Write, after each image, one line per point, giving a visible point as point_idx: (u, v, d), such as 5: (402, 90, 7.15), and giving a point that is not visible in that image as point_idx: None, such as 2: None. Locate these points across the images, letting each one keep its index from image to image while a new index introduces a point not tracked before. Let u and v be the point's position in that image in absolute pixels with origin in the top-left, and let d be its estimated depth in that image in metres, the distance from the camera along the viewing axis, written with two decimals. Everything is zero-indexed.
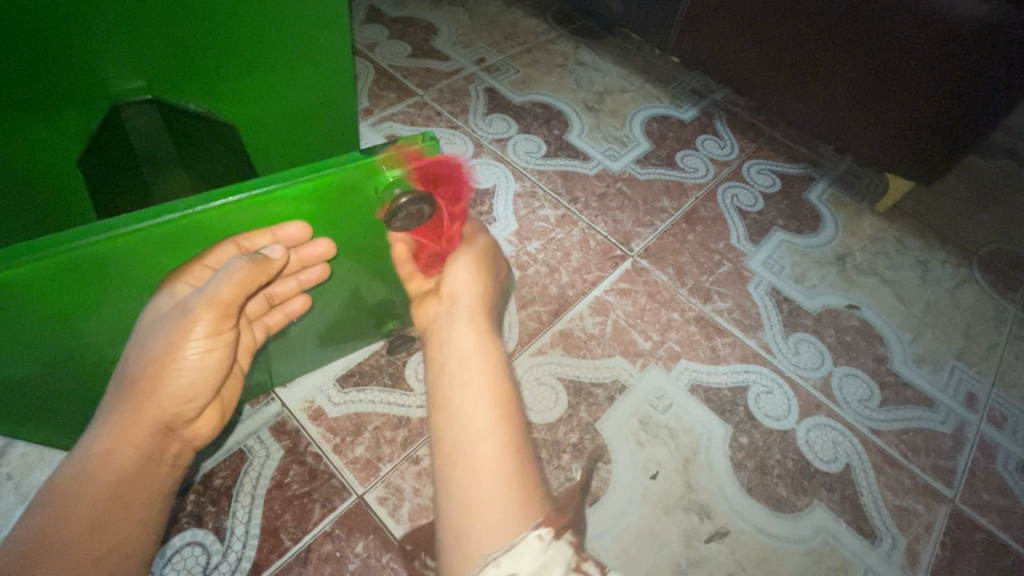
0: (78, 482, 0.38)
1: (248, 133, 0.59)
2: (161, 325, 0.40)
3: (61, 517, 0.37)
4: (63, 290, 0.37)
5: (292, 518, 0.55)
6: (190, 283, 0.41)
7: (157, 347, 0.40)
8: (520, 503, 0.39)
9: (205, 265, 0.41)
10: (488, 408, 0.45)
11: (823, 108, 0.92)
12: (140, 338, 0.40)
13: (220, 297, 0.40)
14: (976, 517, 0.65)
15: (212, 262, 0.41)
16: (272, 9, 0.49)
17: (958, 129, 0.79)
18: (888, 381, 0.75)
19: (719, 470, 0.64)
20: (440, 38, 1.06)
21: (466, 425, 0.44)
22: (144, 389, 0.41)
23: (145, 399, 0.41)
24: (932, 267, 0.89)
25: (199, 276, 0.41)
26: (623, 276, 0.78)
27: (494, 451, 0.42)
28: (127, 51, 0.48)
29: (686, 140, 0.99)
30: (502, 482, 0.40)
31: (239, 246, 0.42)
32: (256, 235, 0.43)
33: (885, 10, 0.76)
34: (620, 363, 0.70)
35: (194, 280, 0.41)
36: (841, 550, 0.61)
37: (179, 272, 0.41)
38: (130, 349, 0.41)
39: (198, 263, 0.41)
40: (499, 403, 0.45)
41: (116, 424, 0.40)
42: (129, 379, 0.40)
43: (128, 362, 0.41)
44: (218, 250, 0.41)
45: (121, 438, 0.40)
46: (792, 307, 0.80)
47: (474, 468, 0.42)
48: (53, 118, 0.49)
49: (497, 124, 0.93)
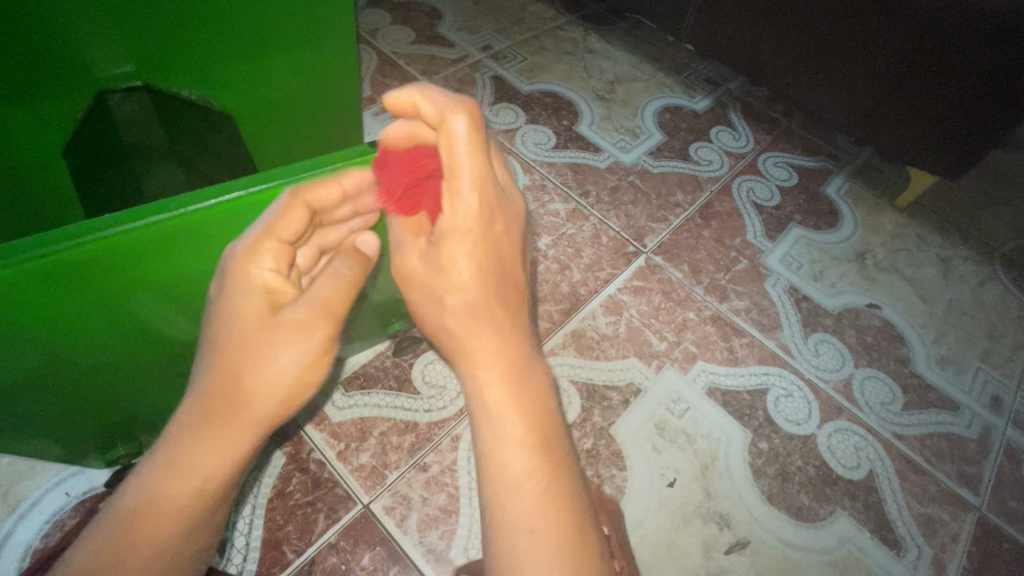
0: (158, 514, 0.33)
1: (248, 125, 0.55)
2: (272, 333, 0.35)
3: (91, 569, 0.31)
4: (57, 295, 0.35)
5: (295, 529, 0.52)
6: (271, 266, 0.36)
7: (269, 357, 0.35)
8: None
9: (278, 237, 0.36)
10: (519, 460, 0.35)
11: (843, 98, 0.88)
12: (240, 334, 0.35)
13: (335, 306, 0.37)
14: (1002, 526, 0.63)
15: (287, 234, 0.36)
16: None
17: (981, 124, 0.76)
18: (912, 384, 0.72)
19: (739, 478, 0.62)
20: (444, 24, 1.02)
21: (501, 476, 0.35)
22: (248, 398, 0.35)
23: (244, 409, 0.35)
24: (954, 265, 0.86)
25: (278, 254, 0.36)
26: (636, 273, 0.75)
27: (522, 521, 0.34)
28: (111, 29, 0.44)
29: (700, 131, 0.95)
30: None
31: (309, 208, 0.36)
32: (322, 190, 0.37)
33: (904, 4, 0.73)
34: (634, 365, 0.67)
35: (274, 261, 0.36)
36: (865, 560, 0.59)
37: (257, 251, 0.35)
38: (229, 347, 0.35)
39: (272, 232, 0.35)
40: (533, 460, 0.36)
41: (214, 433, 0.34)
42: (231, 388, 0.34)
43: (229, 362, 0.35)
44: (294, 218, 0.36)
45: (216, 450, 0.34)
46: (811, 306, 0.77)
47: (510, 532, 0.34)
48: (37, 107, 0.45)
49: (504, 114, 0.90)
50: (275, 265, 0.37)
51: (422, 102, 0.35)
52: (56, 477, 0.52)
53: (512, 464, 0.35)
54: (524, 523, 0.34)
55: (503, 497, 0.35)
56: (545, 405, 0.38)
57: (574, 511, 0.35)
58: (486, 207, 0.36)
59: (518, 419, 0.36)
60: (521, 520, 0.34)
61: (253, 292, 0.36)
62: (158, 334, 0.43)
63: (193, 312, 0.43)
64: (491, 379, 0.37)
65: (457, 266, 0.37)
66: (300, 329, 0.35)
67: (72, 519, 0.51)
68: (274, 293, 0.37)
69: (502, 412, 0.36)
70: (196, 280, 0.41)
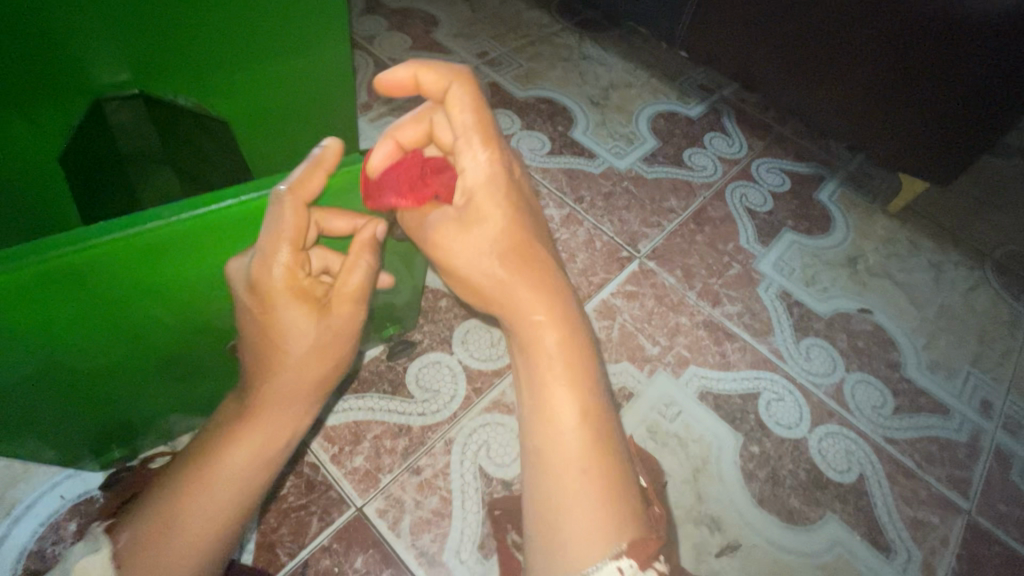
0: (248, 471, 0.39)
1: (242, 131, 0.56)
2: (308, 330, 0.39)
3: (200, 523, 0.37)
4: (50, 302, 0.35)
5: (288, 532, 0.53)
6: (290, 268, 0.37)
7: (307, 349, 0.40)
8: (607, 526, 0.36)
9: (292, 241, 0.36)
10: (570, 415, 0.39)
11: (836, 103, 0.89)
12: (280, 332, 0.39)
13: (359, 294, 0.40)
14: (992, 529, 0.64)
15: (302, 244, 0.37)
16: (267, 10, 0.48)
17: (969, 129, 0.77)
18: (903, 388, 0.73)
19: (730, 481, 0.62)
20: (441, 31, 1.03)
21: (553, 428, 0.39)
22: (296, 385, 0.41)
23: (300, 388, 0.41)
24: (945, 270, 0.87)
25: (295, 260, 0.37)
26: (629, 278, 0.76)
27: (573, 467, 0.37)
28: (108, 37, 0.44)
29: (693, 137, 0.96)
30: (588, 507, 0.36)
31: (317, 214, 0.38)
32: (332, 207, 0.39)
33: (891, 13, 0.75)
34: (627, 369, 0.68)
35: (295, 265, 0.38)
36: (854, 563, 0.60)
37: (274, 259, 0.36)
38: (273, 346, 0.39)
39: (281, 238, 0.36)
40: (578, 416, 0.39)
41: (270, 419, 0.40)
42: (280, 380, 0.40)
43: (278, 358, 0.40)
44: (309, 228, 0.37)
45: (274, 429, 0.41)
46: (803, 310, 0.77)
47: (562, 482, 0.37)
48: (32, 115, 0.46)
49: (500, 120, 0.91)
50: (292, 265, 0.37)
51: (421, 74, 0.39)
52: (51, 480, 0.53)
53: (563, 417, 0.39)
54: (576, 461, 0.38)
55: (555, 437, 0.38)
56: (590, 355, 0.42)
57: (617, 455, 0.39)
58: (501, 158, 0.41)
59: (567, 368, 0.40)
60: (572, 460, 0.38)
61: (283, 295, 0.38)
62: (150, 340, 0.44)
63: (184, 318, 0.44)
64: (543, 327, 0.40)
65: (491, 216, 0.41)
66: (342, 321, 0.40)
67: (66, 522, 0.51)
68: (304, 290, 0.39)
69: (552, 369, 0.40)
70: (188, 287, 0.41)
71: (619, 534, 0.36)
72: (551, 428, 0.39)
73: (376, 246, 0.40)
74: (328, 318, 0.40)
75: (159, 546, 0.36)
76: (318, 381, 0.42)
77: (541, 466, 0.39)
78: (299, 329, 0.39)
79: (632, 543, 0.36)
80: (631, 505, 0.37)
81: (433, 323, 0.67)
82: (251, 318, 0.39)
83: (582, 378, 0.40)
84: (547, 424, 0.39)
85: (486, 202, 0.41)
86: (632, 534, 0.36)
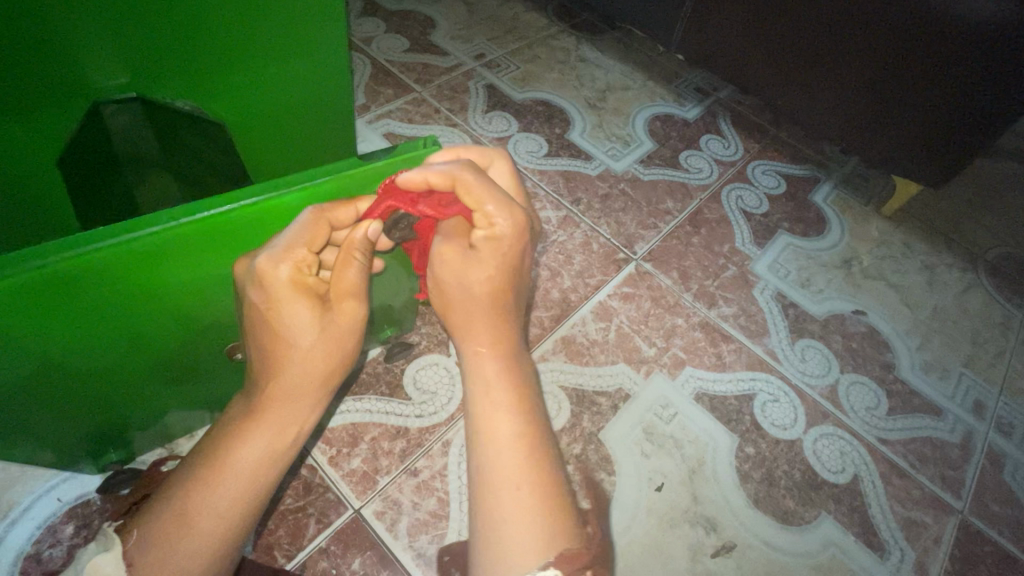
0: (255, 478, 0.38)
1: (240, 132, 0.56)
2: (310, 331, 0.39)
3: (199, 528, 0.36)
4: (51, 306, 0.36)
5: (286, 534, 0.53)
6: (290, 267, 0.38)
7: (312, 350, 0.39)
8: (537, 534, 0.35)
9: (307, 247, 0.38)
10: (508, 426, 0.39)
11: (831, 106, 0.89)
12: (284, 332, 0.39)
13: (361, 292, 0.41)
14: (984, 530, 0.65)
15: (308, 243, 0.38)
16: (269, 16, 0.48)
17: (963, 131, 0.78)
18: (896, 389, 0.73)
19: (725, 481, 0.63)
20: (438, 33, 1.03)
21: (492, 441, 0.39)
22: (298, 387, 0.40)
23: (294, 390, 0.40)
24: (938, 272, 0.88)
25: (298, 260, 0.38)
26: (626, 280, 0.76)
27: (506, 478, 0.37)
28: (109, 42, 0.44)
29: (690, 140, 0.97)
30: (518, 506, 0.36)
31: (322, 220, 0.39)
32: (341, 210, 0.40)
33: (887, 16, 0.75)
34: (623, 370, 0.68)
35: (295, 263, 0.38)
36: (848, 564, 0.60)
37: (279, 258, 0.37)
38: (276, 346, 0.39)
39: (298, 244, 0.38)
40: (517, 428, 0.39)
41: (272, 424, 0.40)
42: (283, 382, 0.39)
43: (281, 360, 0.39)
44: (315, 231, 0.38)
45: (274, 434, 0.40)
46: (798, 312, 0.78)
47: (493, 487, 0.37)
48: (31, 118, 0.46)
49: (497, 122, 0.91)
50: (293, 267, 0.38)
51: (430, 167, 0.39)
52: (48, 482, 0.53)
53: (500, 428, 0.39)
54: (513, 468, 0.38)
55: (490, 453, 0.38)
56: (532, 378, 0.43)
57: (554, 469, 0.39)
58: (519, 222, 0.40)
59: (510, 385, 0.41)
60: (507, 467, 0.38)
61: (286, 292, 0.38)
62: (150, 343, 0.44)
63: (184, 322, 0.44)
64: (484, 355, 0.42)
65: (483, 260, 0.40)
66: (340, 319, 0.40)
67: (63, 525, 0.51)
68: (307, 286, 0.39)
69: (494, 385, 0.41)
70: (189, 290, 0.42)
71: (552, 539, 0.35)
72: (489, 438, 0.39)
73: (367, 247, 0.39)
74: (327, 315, 0.39)
75: (159, 549, 0.35)
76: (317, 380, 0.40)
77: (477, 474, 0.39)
78: (297, 325, 0.39)
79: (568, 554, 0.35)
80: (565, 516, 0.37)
81: (430, 325, 0.67)
82: (252, 318, 0.39)
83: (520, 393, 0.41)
84: (487, 437, 0.39)
85: (482, 255, 0.40)
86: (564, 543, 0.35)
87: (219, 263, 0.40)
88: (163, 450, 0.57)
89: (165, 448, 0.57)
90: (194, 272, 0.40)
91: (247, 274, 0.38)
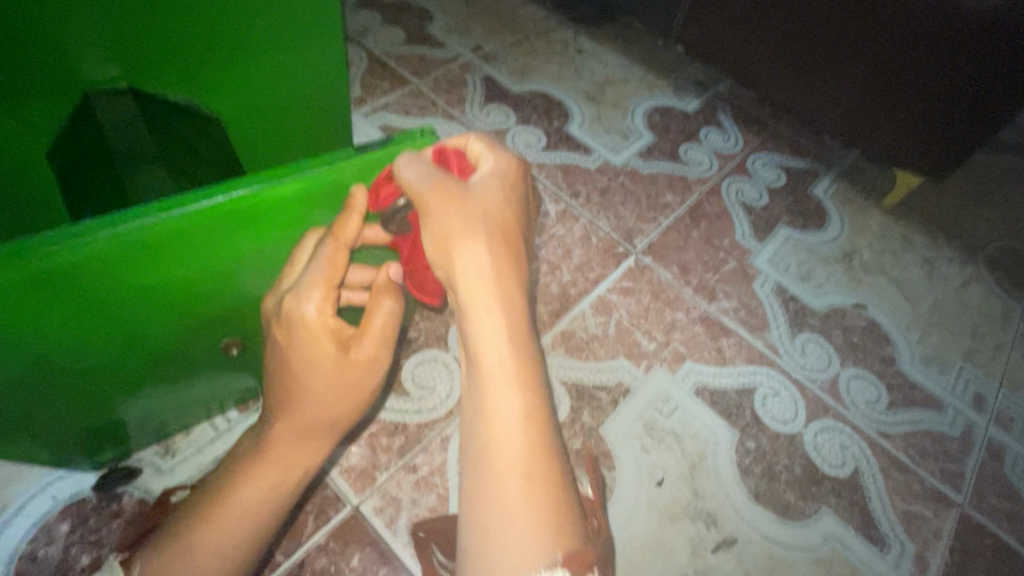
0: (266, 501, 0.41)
1: (234, 126, 0.55)
2: (332, 372, 0.40)
3: (218, 550, 0.39)
4: (41, 300, 0.35)
5: (283, 531, 0.52)
6: (315, 308, 0.38)
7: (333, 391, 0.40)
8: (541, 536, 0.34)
9: (331, 283, 0.38)
10: (512, 408, 0.38)
11: (833, 98, 0.88)
12: (304, 371, 0.39)
13: (383, 333, 0.40)
14: (983, 523, 0.65)
15: (334, 280, 0.38)
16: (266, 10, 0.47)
17: (968, 122, 0.76)
18: (896, 383, 0.73)
19: (726, 477, 0.62)
20: (435, 25, 1.02)
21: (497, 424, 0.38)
22: (314, 419, 0.41)
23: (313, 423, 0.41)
24: (938, 265, 0.87)
25: (326, 301, 0.38)
26: (626, 274, 0.75)
27: (509, 469, 0.36)
28: (96, 32, 0.43)
29: (689, 133, 0.96)
30: (521, 510, 0.35)
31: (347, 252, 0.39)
32: (348, 224, 0.38)
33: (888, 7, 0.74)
34: (623, 365, 0.68)
35: (320, 305, 0.38)
36: (849, 558, 0.60)
37: (307, 299, 0.37)
38: (299, 385, 0.40)
39: (322, 283, 0.38)
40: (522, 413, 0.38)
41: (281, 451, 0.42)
42: (301, 414, 0.41)
43: (304, 397, 0.40)
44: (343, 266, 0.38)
45: (286, 459, 0.42)
46: (798, 306, 0.78)
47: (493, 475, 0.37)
48: (22, 110, 0.45)
49: (495, 115, 0.90)
50: (320, 308, 0.38)
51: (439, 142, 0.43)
52: (42, 481, 0.52)
53: (502, 413, 0.38)
54: (515, 467, 0.36)
55: (492, 439, 0.37)
56: (539, 378, 0.40)
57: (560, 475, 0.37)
58: (512, 168, 0.43)
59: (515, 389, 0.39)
60: (510, 471, 0.36)
61: (309, 331, 0.38)
62: (144, 338, 0.43)
63: (179, 316, 0.43)
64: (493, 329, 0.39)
65: (483, 197, 0.41)
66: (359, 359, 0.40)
67: (58, 523, 0.51)
68: (331, 327, 0.38)
69: (502, 359, 0.39)
70: (182, 284, 0.41)
71: (558, 540, 0.34)
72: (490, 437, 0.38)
73: (394, 286, 0.41)
74: (348, 356, 0.39)
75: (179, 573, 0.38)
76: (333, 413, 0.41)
77: (479, 458, 0.38)
78: (315, 362, 0.39)
79: (570, 554, 0.34)
80: (567, 510, 0.36)
81: (429, 320, 0.66)
82: (277, 352, 0.40)
83: (526, 375, 0.39)
84: (489, 418, 0.38)
85: (484, 190, 0.41)
86: (569, 544, 0.34)
87: (214, 255, 0.40)
88: (159, 447, 0.56)
89: (161, 446, 0.56)
90: (187, 264, 0.39)
91: (276, 311, 0.39)
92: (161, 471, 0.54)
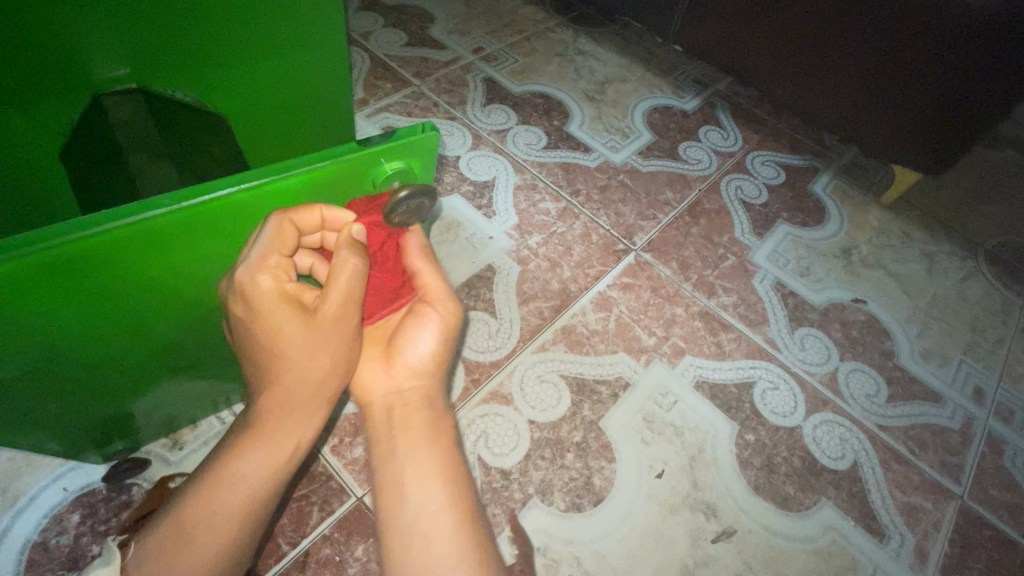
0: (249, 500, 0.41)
1: (239, 123, 0.57)
2: (307, 349, 0.42)
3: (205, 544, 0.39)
4: (55, 288, 0.35)
5: (290, 522, 0.53)
6: (265, 267, 0.40)
7: (309, 367, 0.43)
8: None
9: (281, 251, 0.41)
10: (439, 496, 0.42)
11: (833, 94, 0.89)
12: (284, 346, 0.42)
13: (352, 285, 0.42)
14: (984, 514, 0.65)
15: (285, 248, 0.41)
16: (271, 10, 0.49)
17: (963, 118, 0.77)
18: (896, 376, 0.73)
19: (726, 468, 0.63)
20: (436, 27, 1.03)
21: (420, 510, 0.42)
22: (292, 401, 0.43)
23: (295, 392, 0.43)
24: (937, 260, 0.88)
25: (276, 267, 0.41)
26: (626, 270, 0.76)
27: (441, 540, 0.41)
28: (107, 32, 0.44)
29: (688, 131, 0.97)
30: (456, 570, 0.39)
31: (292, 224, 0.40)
32: (305, 212, 0.41)
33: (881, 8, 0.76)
34: (623, 360, 0.68)
35: (270, 267, 0.41)
36: (848, 548, 0.60)
37: (263, 260, 0.40)
38: (285, 362, 0.42)
39: (270, 249, 0.40)
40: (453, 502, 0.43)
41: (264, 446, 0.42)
42: (285, 401, 0.43)
43: (284, 377, 0.42)
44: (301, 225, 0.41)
45: (268, 456, 0.42)
46: (797, 300, 0.78)
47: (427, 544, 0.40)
48: (34, 105, 0.46)
49: (496, 115, 0.91)
50: (276, 281, 0.41)
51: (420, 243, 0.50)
52: (53, 473, 0.53)
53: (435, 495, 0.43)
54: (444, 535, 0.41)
55: (419, 517, 0.42)
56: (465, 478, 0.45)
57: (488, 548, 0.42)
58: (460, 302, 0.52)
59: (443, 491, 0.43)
60: (437, 540, 0.40)
61: (263, 301, 0.41)
62: (152, 329, 0.44)
63: (185, 306, 0.44)
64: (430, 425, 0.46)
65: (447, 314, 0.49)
66: (330, 313, 0.42)
67: (69, 513, 0.52)
68: (286, 294, 0.42)
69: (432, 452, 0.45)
70: (190, 275, 0.42)
71: None
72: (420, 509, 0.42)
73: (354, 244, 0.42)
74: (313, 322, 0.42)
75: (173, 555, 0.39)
76: (320, 384, 0.44)
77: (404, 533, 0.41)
78: (284, 328, 0.42)
79: None
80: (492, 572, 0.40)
81: None
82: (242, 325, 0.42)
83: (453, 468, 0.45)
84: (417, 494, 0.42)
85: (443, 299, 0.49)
86: None
87: (222, 248, 0.41)
88: (168, 440, 0.57)
89: (170, 438, 0.57)
90: (193, 254, 0.40)
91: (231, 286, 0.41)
92: (168, 463, 0.56)
